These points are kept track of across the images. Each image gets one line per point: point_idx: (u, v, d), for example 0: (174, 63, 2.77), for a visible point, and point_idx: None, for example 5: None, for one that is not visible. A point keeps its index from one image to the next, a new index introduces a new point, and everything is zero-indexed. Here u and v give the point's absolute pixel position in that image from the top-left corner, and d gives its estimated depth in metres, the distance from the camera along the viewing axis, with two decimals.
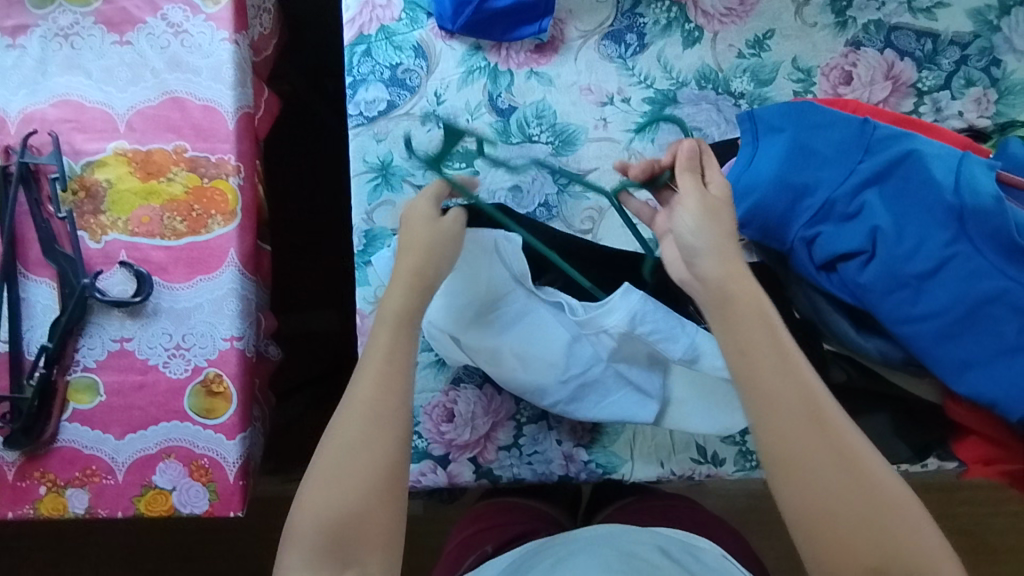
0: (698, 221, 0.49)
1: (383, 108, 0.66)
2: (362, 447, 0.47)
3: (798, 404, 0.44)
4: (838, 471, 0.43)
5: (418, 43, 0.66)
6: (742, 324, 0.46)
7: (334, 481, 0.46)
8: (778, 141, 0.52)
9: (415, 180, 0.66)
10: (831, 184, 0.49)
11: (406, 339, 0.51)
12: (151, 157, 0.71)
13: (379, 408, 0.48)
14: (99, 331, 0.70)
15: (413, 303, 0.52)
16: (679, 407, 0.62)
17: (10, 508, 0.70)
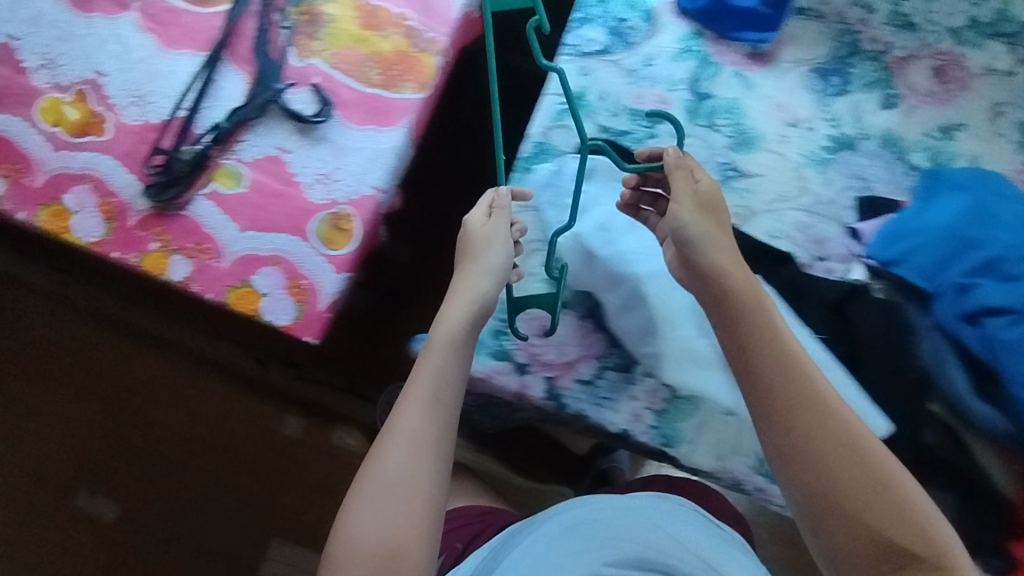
0: (694, 213, 0.58)
1: (597, 50, 0.71)
2: (405, 475, 0.54)
3: (800, 403, 0.52)
4: (851, 463, 0.50)
5: (650, 10, 0.72)
6: (740, 322, 0.55)
7: (378, 496, 0.53)
8: (960, 198, 0.64)
9: (599, 120, 0.70)
10: (1000, 248, 0.60)
11: (447, 369, 0.57)
12: (377, 13, 0.77)
13: (420, 441, 0.55)
14: (265, 135, 0.75)
15: (451, 327, 0.58)
16: None
17: (117, 250, 0.73)
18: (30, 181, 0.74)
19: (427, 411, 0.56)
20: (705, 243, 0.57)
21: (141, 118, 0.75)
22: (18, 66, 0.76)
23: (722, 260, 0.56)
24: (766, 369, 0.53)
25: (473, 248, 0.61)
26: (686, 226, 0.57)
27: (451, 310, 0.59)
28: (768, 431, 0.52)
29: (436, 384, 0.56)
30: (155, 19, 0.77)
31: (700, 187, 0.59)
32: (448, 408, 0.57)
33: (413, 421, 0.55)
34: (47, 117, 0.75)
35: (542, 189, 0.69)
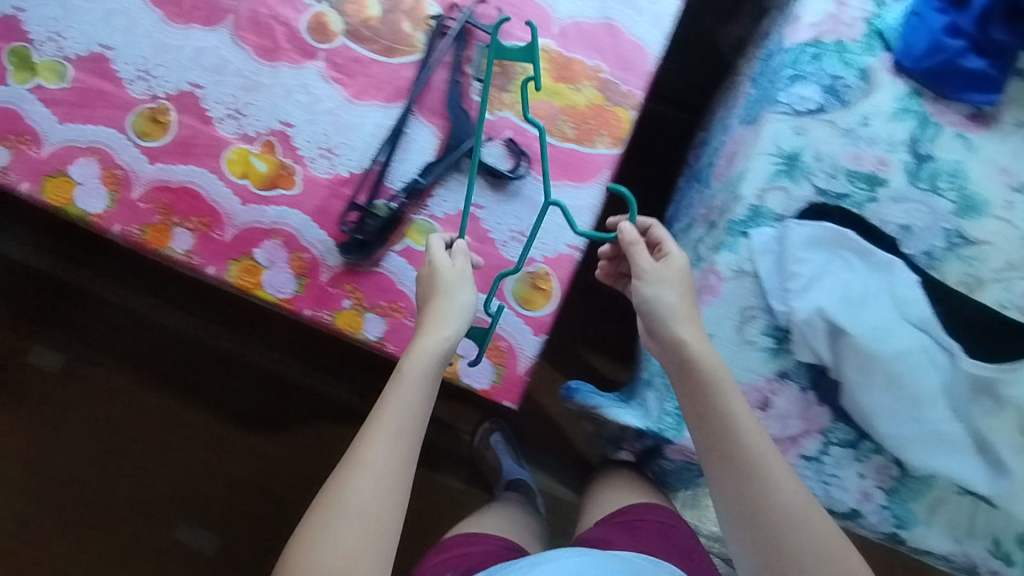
0: (676, 297, 0.61)
1: (812, 108, 0.69)
2: (364, 510, 0.54)
3: (739, 458, 0.55)
4: (790, 523, 0.53)
5: (867, 67, 0.70)
6: (711, 388, 0.58)
7: (331, 532, 0.53)
8: None
9: (818, 181, 0.68)
10: None
11: (402, 409, 0.58)
12: (570, 65, 0.75)
13: (383, 480, 0.56)
14: (458, 190, 0.73)
15: (418, 371, 0.60)
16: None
17: (309, 307, 0.71)
18: (220, 235, 0.73)
19: (392, 443, 0.57)
20: (675, 314, 0.60)
21: (330, 171, 0.74)
22: (202, 116, 0.75)
23: (684, 322, 0.60)
24: (716, 429, 0.57)
25: (437, 288, 0.63)
26: (654, 295, 0.61)
27: (422, 345, 0.61)
28: (718, 472, 0.56)
29: (399, 417, 0.58)
30: (341, 69, 0.75)
31: (668, 267, 0.62)
32: (401, 452, 0.57)
33: (384, 462, 0.56)
34: (235, 169, 0.74)
35: (761, 254, 0.66)
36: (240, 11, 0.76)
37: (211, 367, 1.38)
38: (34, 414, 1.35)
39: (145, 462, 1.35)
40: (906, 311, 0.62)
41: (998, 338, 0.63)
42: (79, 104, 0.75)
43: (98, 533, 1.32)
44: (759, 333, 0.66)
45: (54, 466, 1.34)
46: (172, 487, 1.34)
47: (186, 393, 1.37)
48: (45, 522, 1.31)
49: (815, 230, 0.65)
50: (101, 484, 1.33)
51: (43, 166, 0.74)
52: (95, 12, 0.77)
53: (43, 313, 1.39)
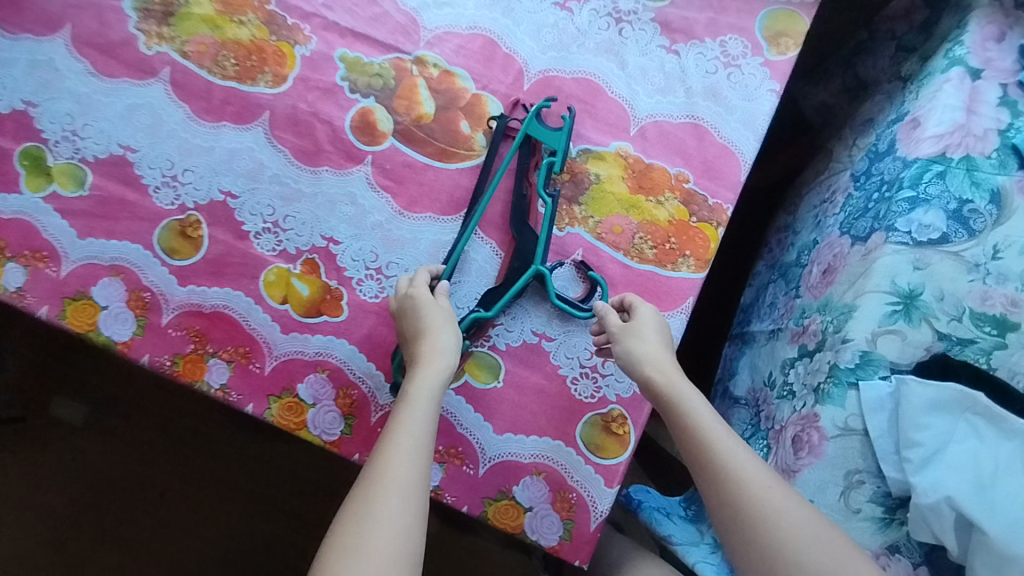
0: (650, 346, 0.60)
1: (935, 238, 0.61)
2: (392, 532, 0.53)
3: (744, 498, 0.55)
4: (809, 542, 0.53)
5: (998, 189, 0.61)
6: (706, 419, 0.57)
7: (358, 545, 0.52)
8: None
9: (939, 325, 0.60)
10: None
11: (423, 420, 0.57)
12: (650, 173, 0.66)
13: (409, 492, 0.54)
14: (523, 319, 0.65)
15: (428, 387, 0.58)
16: None
17: (357, 451, 0.65)
18: (259, 368, 0.66)
19: (410, 465, 0.55)
20: (648, 360, 0.59)
21: (381, 295, 0.66)
22: (237, 229, 0.67)
23: (661, 370, 0.59)
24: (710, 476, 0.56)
25: (427, 321, 0.60)
26: (627, 349, 0.59)
27: (425, 373, 0.59)
28: (725, 500, 0.55)
29: (412, 433, 0.56)
30: (392, 175, 0.67)
31: (638, 320, 0.61)
32: (420, 460, 0.56)
33: (402, 472, 0.55)
34: (275, 293, 0.66)
35: (873, 412, 0.58)
36: (278, 107, 0.68)
37: (207, 425, 1.26)
38: (40, 470, 1.23)
39: (134, 528, 1.22)
40: None
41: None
42: (100, 215, 0.68)
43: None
44: (867, 501, 0.58)
45: (61, 530, 1.21)
46: (189, 556, 1.22)
47: (177, 452, 1.25)
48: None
49: (939, 392, 0.57)
50: (109, 554, 1.21)
51: (63, 288, 0.67)
52: (114, 107, 0.69)
53: (55, 359, 1.26)
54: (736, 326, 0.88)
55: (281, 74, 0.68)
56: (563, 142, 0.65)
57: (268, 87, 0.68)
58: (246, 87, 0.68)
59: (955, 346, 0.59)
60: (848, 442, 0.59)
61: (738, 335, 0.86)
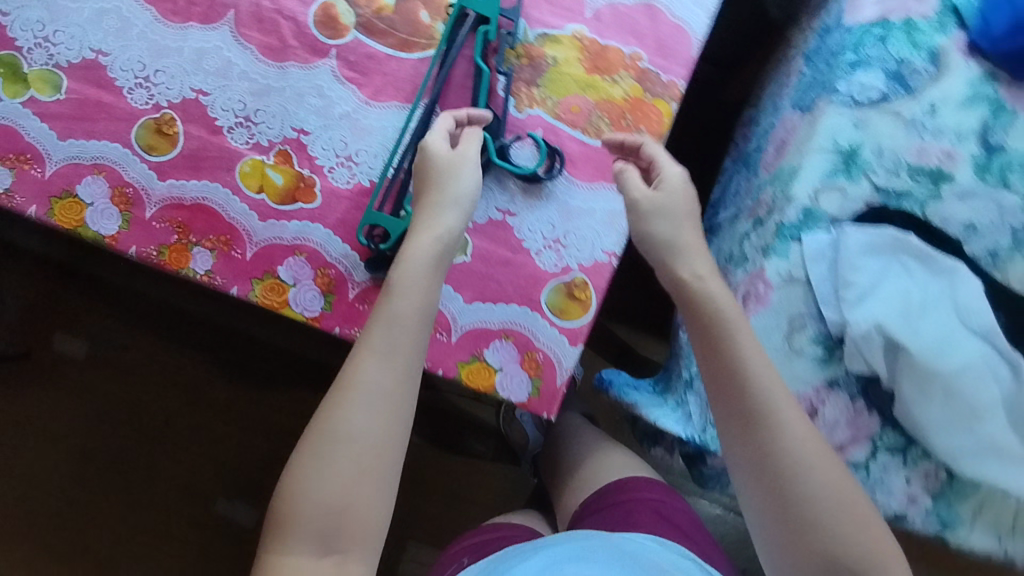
0: (668, 224, 0.60)
1: (875, 97, 0.64)
2: (367, 456, 0.55)
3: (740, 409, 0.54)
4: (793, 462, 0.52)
5: (937, 49, 0.64)
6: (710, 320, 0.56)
7: (331, 470, 0.54)
8: None
9: (877, 180, 0.63)
10: None
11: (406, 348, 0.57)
12: (605, 53, 0.69)
13: (382, 418, 0.55)
14: (488, 197, 0.69)
15: (421, 295, 0.59)
16: None
17: (338, 324, 0.69)
18: (241, 254, 0.69)
19: (391, 397, 0.56)
20: (672, 249, 0.59)
21: (351, 181, 0.69)
22: (211, 125, 0.70)
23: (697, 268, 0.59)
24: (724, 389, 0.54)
25: (446, 168, 0.62)
26: (652, 231, 0.60)
27: (414, 296, 0.58)
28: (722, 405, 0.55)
29: (396, 358, 0.57)
30: (356, 67, 0.70)
31: (660, 192, 0.61)
32: (398, 388, 0.56)
33: (378, 404, 0.55)
34: (251, 183, 0.70)
35: (813, 260, 0.63)
36: (242, 5, 0.71)
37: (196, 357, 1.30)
38: (53, 400, 1.28)
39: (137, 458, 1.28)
40: (973, 330, 0.59)
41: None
42: (78, 117, 0.70)
43: (125, 525, 1.25)
44: (809, 342, 0.63)
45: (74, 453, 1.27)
46: (197, 479, 1.27)
47: (171, 384, 1.30)
48: (71, 512, 1.25)
49: (873, 236, 0.61)
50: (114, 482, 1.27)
51: (48, 187, 0.70)
52: (84, 12, 0.71)
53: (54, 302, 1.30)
54: (706, 221, 0.92)
55: None
56: (496, 12, 0.68)
57: None
58: None
59: (893, 198, 0.63)
60: (796, 292, 0.63)
61: (707, 229, 0.90)
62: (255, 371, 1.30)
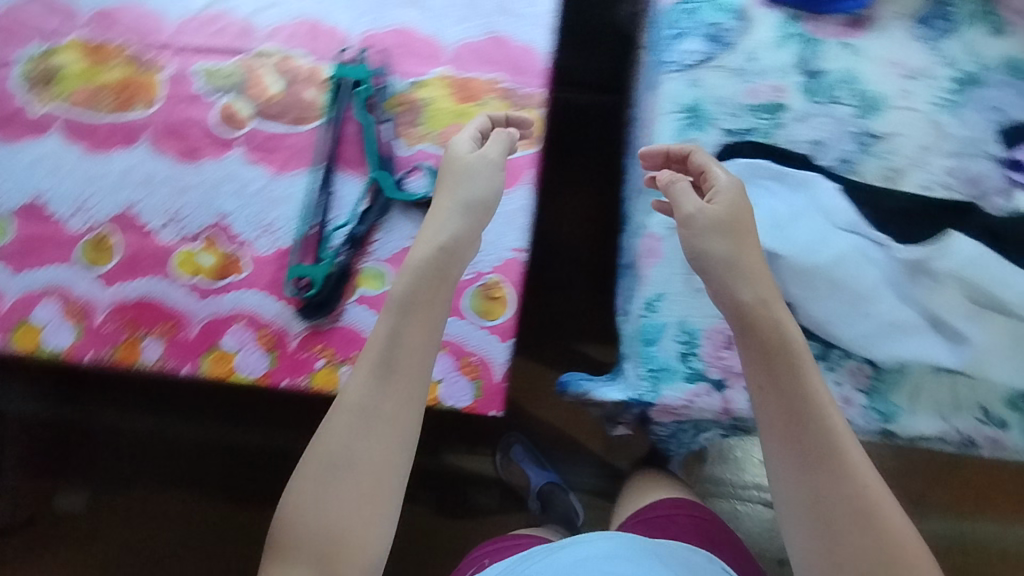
0: (725, 244, 0.58)
1: (700, 59, 0.72)
2: (367, 491, 0.54)
3: (798, 403, 0.52)
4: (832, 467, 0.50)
5: (740, 8, 0.73)
6: (745, 274, 0.57)
7: (329, 496, 0.54)
8: None
9: (723, 125, 0.70)
10: None
11: (411, 381, 0.57)
12: (469, 84, 0.78)
13: (380, 449, 0.55)
14: (398, 228, 0.76)
15: (417, 329, 0.59)
16: (987, 357, 0.62)
17: (285, 376, 0.74)
18: (187, 335, 0.75)
19: (394, 435, 0.56)
20: (730, 269, 0.57)
21: (274, 246, 0.77)
22: (144, 229, 0.79)
23: (757, 284, 0.57)
24: (779, 383, 0.53)
25: (465, 167, 0.66)
26: (706, 247, 0.58)
27: (416, 327, 0.59)
28: (761, 385, 0.54)
29: (399, 393, 0.57)
30: (260, 149, 0.79)
31: (710, 206, 0.59)
32: (405, 435, 0.56)
33: (381, 438, 0.55)
34: (186, 270, 0.77)
35: None
36: (155, 124, 0.81)
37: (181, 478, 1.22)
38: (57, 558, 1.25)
39: None
40: (839, 225, 0.64)
41: (927, 219, 0.65)
42: (27, 252, 0.78)
43: None
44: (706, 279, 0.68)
45: None
46: None
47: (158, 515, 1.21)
48: None
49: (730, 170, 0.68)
50: None
51: (8, 319, 0.77)
52: (21, 163, 0.81)
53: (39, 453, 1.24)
54: None
55: (153, 98, 0.82)
56: (367, 73, 0.78)
57: (144, 111, 0.82)
58: (126, 117, 0.82)
59: (742, 136, 0.70)
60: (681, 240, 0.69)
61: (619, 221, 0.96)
62: (229, 479, 1.21)
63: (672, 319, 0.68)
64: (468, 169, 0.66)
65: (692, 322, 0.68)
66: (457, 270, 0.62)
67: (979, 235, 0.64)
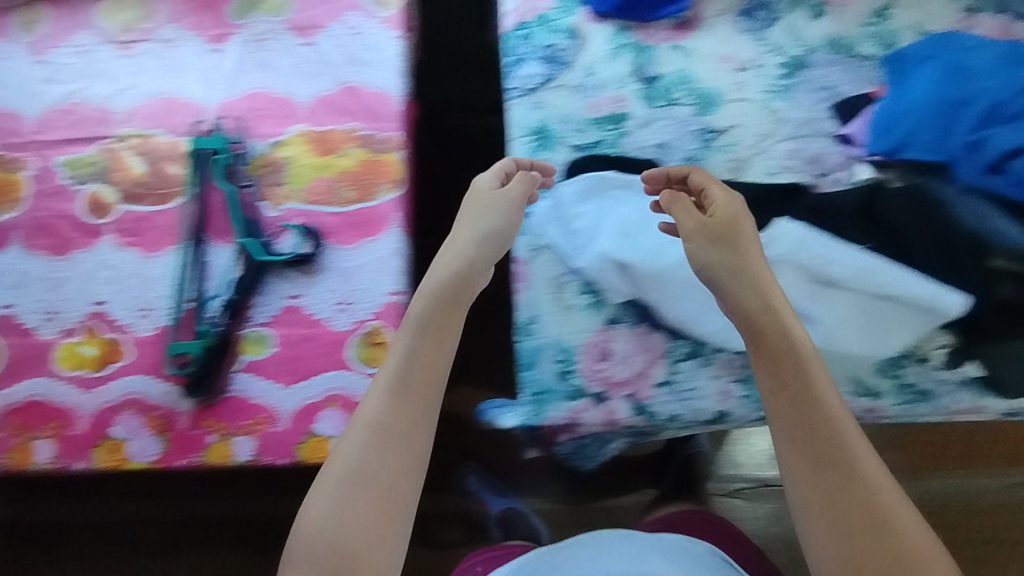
0: (715, 253, 0.59)
1: (541, 81, 0.73)
2: (378, 512, 0.53)
3: (801, 386, 0.53)
4: (843, 463, 0.50)
5: (571, 26, 0.74)
6: (735, 255, 0.59)
7: (336, 513, 0.53)
8: (933, 66, 0.67)
9: (571, 141, 0.72)
10: (992, 96, 0.64)
11: (420, 406, 0.57)
12: (328, 137, 0.79)
13: (389, 467, 0.54)
14: (273, 290, 0.76)
15: (427, 350, 0.58)
16: (842, 331, 0.63)
17: (180, 457, 0.73)
18: (77, 431, 0.74)
19: (405, 464, 0.55)
20: (736, 278, 0.58)
21: (155, 326, 0.76)
22: (23, 330, 0.78)
23: (764, 291, 0.57)
24: (779, 369, 0.54)
25: (480, 207, 0.65)
26: (708, 262, 0.59)
27: (429, 354, 0.58)
28: (762, 365, 0.55)
29: (408, 421, 0.56)
30: (131, 232, 0.79)
31: (709, 219, 0.60)
32: (410, 464, 0.55)
33: (388, 459, 0.54)
34: (68, 364, 0.76)
35: (547, 226, 0.70)
36: (23, 223, 0.80)
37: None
38: None
39: None
40: None
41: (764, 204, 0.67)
42: None
43: None
44: (575, 295, 0.68)
45: None
46: None
47: None
48: None
49: (579, 184, 0.70)
50: None
51: None
52: None
53: None
54: None
55: (17, 197, 0.81)
56: (223, 142, 0.79)
57: (11, 212, 0.81)
58: None
59: (590, 150, 0.71)
60: (543, 260, 0.69)
61: None
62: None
63: (547, 340, 0.68)
64: (496, 206, 0.65)
65: (567, 340, 0.68)
66: (470, 296, 0.62)
67: (811, 216, 0.66)
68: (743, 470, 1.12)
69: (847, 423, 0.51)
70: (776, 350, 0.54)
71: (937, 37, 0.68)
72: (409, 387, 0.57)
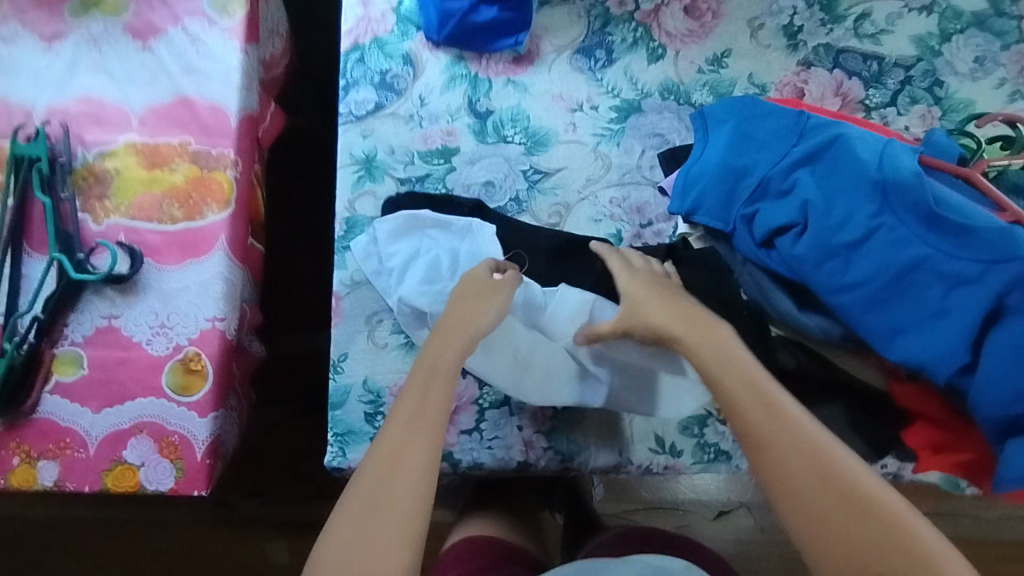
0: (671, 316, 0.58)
1: (372, 108, 0.70)
2: (401, 538, 0.46)
3: (764, 405, 0.52)
4: (830, 475, 0.49)
5: (407, 52, 0.71)
6: (667, 298, 0.60)
7: (364, 540, 0.46)
8: (723, 131, 0.67)
9: (397, 173, 0.69)
10: (765, 170, 0.64)
11: (436, 427, 0.51)
12: (158, 150, 0.76)
13: (404, 486, 0.48)
14: (91, 308, 0.73)
15: (419, 383, 0.53)
16: (632, 393, 0.65)
17: None
18: None
19: (417, 484, 0.48)
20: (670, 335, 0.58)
21: None
22: None
23: (695, 316, 0.58)
24: (747, 396, 0.52)
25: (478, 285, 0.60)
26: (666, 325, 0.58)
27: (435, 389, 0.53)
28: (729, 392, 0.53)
29: (413, 445, 0.50)
30: None
31: (631, 273, 0.63)
32: (422, 487, 0.49)
33: (407, 477, 0.48)
34: None
35: (363, 262, 0.67)
36: None
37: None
38: None
39: None
40: None
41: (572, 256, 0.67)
42: None
43: None
44: (389, 334, 0.67)
45: None
46: None
47: None
48: None
49: (392, 222, 0.67)
50: None
51: None
52: None
53: None
54: None
55: None
56: (44, 149, 0.74)
57: None
58: None
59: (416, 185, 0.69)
60: (360, 295, 0.68)
61: None
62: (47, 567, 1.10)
63: (356, 379, 0.66)
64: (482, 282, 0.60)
65: (376, 380, 0.66)
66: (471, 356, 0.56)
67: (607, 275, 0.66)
68: (632, 493, 1.14)
69: (818, 434, 0.50)
70: (741, 384, 0.53)
71: (739, 101, 0.68)
72: (416, 408, 0.52)
